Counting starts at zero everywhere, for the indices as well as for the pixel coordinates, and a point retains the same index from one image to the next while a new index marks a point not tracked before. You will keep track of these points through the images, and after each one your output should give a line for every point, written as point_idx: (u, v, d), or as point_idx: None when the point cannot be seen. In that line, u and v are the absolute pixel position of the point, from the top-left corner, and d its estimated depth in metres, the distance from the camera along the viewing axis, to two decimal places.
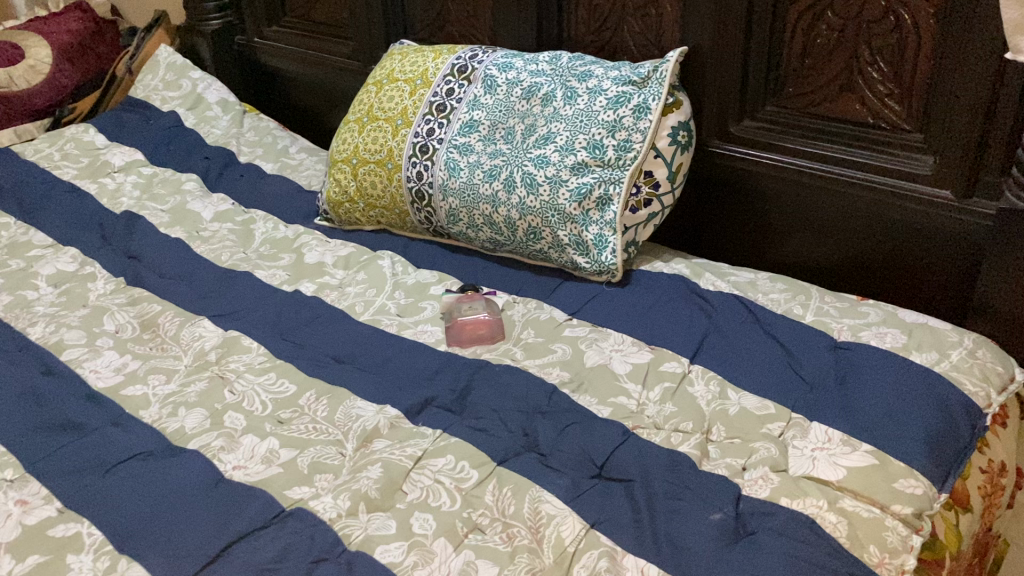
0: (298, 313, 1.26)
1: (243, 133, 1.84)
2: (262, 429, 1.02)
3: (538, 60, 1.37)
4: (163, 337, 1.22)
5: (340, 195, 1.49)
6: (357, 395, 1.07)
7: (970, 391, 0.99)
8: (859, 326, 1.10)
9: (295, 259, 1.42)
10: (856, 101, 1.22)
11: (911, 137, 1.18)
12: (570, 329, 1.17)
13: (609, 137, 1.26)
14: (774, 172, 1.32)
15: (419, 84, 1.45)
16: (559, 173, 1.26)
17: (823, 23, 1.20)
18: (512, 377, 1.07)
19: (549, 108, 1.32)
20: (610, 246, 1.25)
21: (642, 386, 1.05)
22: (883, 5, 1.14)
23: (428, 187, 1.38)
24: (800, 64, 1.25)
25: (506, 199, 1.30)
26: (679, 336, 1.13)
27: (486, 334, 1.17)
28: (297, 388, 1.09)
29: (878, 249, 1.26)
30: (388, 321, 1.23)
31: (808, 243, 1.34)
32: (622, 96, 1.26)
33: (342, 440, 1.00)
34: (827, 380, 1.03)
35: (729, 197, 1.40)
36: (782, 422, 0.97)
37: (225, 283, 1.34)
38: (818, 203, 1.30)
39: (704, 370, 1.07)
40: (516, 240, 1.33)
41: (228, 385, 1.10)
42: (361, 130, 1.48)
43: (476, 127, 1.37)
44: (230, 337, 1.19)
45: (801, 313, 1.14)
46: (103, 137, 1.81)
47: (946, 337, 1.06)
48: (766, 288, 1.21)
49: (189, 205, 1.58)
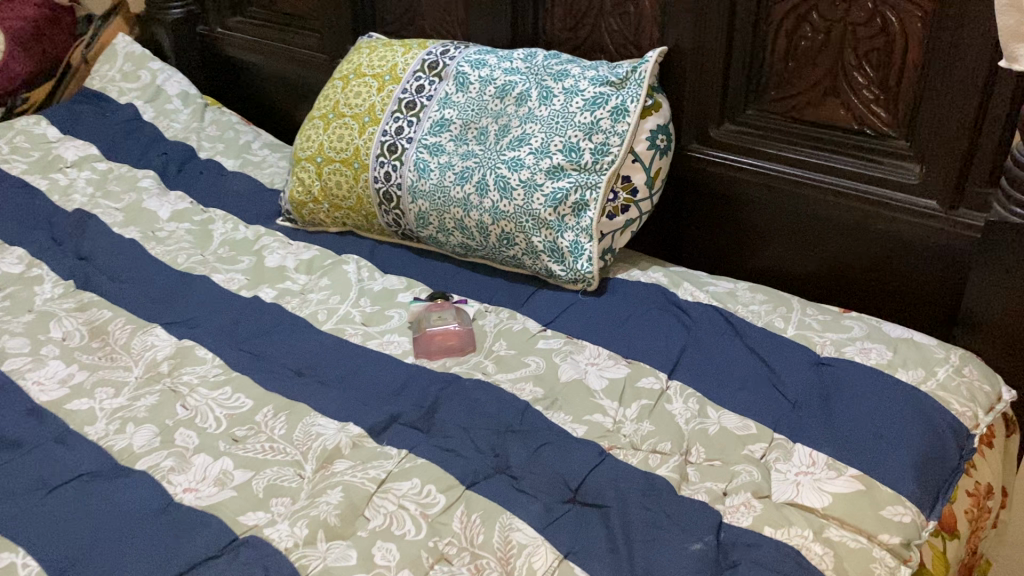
0: (258, 321, 1.19)
1: (204, 128, 1.77)
2: (215, 449, 0.96)
3: (512, 57, 1.32)
4: (113, 346, 1.15)
5: (304, 194, 1.43)
6: (318, 411, 1.01)
7: (957, 411, 0.96)
8: (842, 341, 1.06)
9: (255, 262, 1.35)
10: (840, 106, 1.18)
11: (897, 145, 1.15)
12: (544, 341, 1.12)
13: (585, 140, 1.21)
14: (755, 179, 1.27)
15: (387, 80, 1.39)
16: (533, 176, 1.21)
17: (807, 24, 1.16)
18: (483, 394, 1.02)
19: (523, 108, 1.27)
20: (586, 253, 1.20)
21: (618, 402, 1.01)
22: (869, 7, 1.10)
23: (396, 188, 1.32)
24: (783, 67, 1.21)
25: (478, 203, 1.24)
26: (657, 350, 1.08)
27: (456, 346, 1.12)
28: (254, 403, 1.03)
29: (862, 259, 1.22)
30: (352, 330, 1.17)
31: (788, 253, 1.30)
32: (600, 97, 1.22)
33: (301, 461, 0.95)
34: (810, 398, 0.98)
35: (707, 204, 1.36)
36: (764, 443, 0.93)
37: (180, 288, 1.28)
38: (799, 212, 1.26)
39: (682, 387, 1.02)
40: (488, 246, 1.27)
41: (180, 399, 1.04)
42: (326, 128, 1.42)
43: (447, 126, 1.31)
44: (184, 347, 1.13)
45: (783, 326, 1.10)
46: (55, 130, 1.73)
47: (932, 353, 1.03)
48: (746, 298, 1.17)
49: (144, 203, 1.51)
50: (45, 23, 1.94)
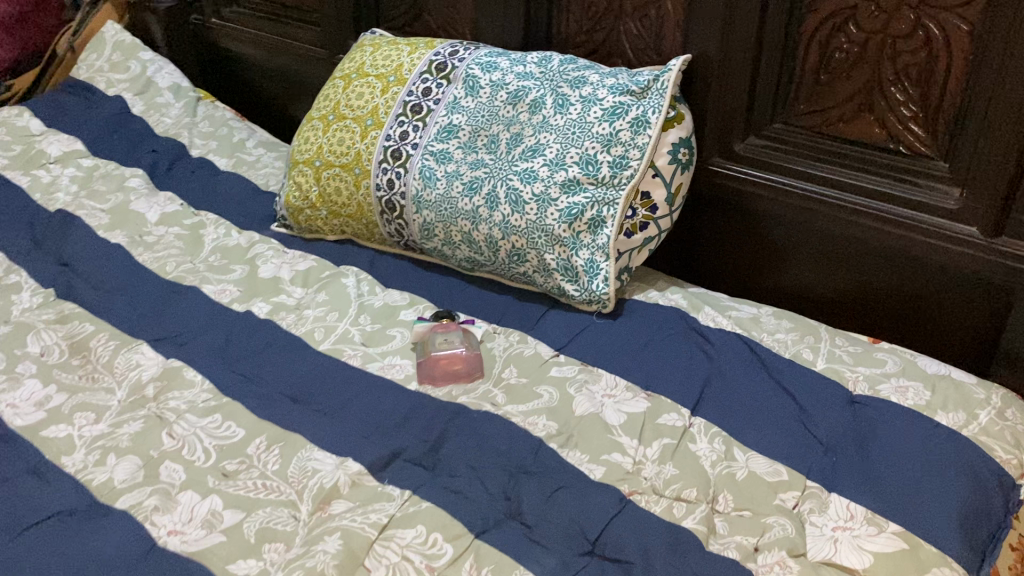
0: (250, 339, 1.12)
1: (197, 123, 1.69)
2: (203, 485, 0.89)
3: (526, 61, 1.25)
4: (94, 364, 1.07)
5: (300, 200, 1.35)
6: (315, 443, 0.95)
7: (1002, 459, 0.90)
8: (877, 377, 0.99)
9: (248, 272, 1.28)
10: (875, 123, 1.11)
11: (935, 165, 1.08)
12: (557, 368, 1.05)
13: (603, 152, 1.14)
14: (779, 196, 1.21)
15: (392, 81, 1.31)
16: (547, 190, 1.14)
17: (843, 34, 1.09)
18: (492, 427, 0.95)
19: (537, 116, 1.19)
20: (601, 273, 1.13)
21: (638, 440, 0.94)
22: (911, 18, 1.02)
23: (400, 197, 1.25)
24: (814, 79, 1.14)
25: (487, 216, 1.17)
26: (678, 382, 1.01)
27: (463, 371, 1.05)
28: (245, 433, 0.96)
29: (892, 284, 1.16)
30: (351, 351, 1.10)
31: (810, 275, 1.23)
32: (619, 107, 1.14)
33: (296, 501, 0.88)
34: (845, 442, 0.92)
35: (725, 221, 1.29)
36: (796, 492, 0.86)
37: (169, 299, 1.20)
38: (824, 233, 1.19)
39: (707, 425, 0.95)
40: (497, 261, 1.20)
41: (167, 426, 0.96)
42: (326, 130, 1.34)
43: (455, 133, 1.24)
44: (172, 368, 1.05)
45: (811, 357, 1.03)
46: (39, 123, 1.65)
47: (973, 393, 0.96)
48: (771, 326, 1.10)
49: (132, 204, 1.42)
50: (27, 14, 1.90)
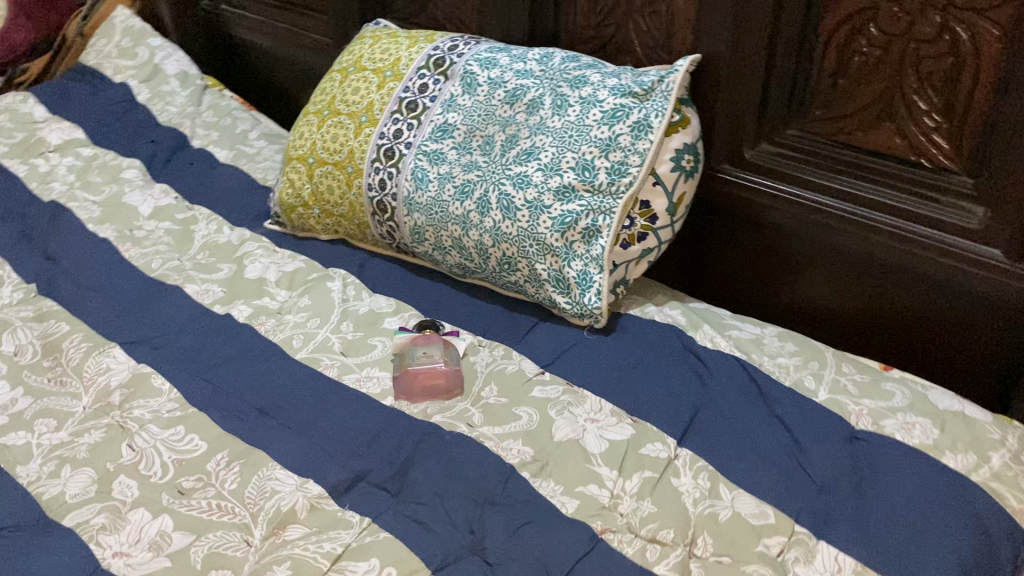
0: (225, 344, 1.08)
1: (201, 113, 1.65)
2: (156, 503, 0.85)
3: (526, 57, 1.18)
4: (64, 367, 1.04)
5: (293, 197, 1.30)
6: (278, 461, 0.90)
7: (1014, 508, 0.82)
8: (881, 411, 0.92)
9: (234, 272, 1.24)
10: (895, 133, 1.03)
11: (958, 181, 0.99)
12: (540, 388, 0.99)
13: (601, 158, 1.07)
14: (791, 208, 1.13)
15: (389, 76, 1.25)
16: (540, 197, 1.08)
17: (863, 37, 1.00)
18: (464, 452, 0.90)
19: (535, 117, 1.13)
20: (595, 286, 1.06)
21: (617, 471, 0.88)
22: (936, 22, 0.94)
23: (391, 198, 1.20)
24: (831, 84, 1.06)
25: (478, 222, 1.12)
26: (666, 409, 0.95)
27: (442, 386, 1.00)
28: (208, 447, 0.92)
29: (908, 305, 1.08)
30: (328, 360, 1.06)
31: (821, 292, 1.16)
32: (620, 110, 1.08)
33: (250, 525, 0.83)
34: (841, 482, 0.85)
35: (733, 230, 1.22)
36: (782, 537, 0.80)
37: (149, 299, 1.16)
38: (837, 248, 1.12)
39: (693, 458, 0.89)
40: (488, 269, 1.14)
41: (128, 437, 0.93)
42: (320, 126, 1.29)
43: (450, 132, 1.18)
44: (141, 373, 1.01)
45: (813, 386, 0.96)
46: (43, 109, 1.62)
47: (986, 433, 0.88)
48: (774, 349, 1.03)
49: (125, 197, 1.39)
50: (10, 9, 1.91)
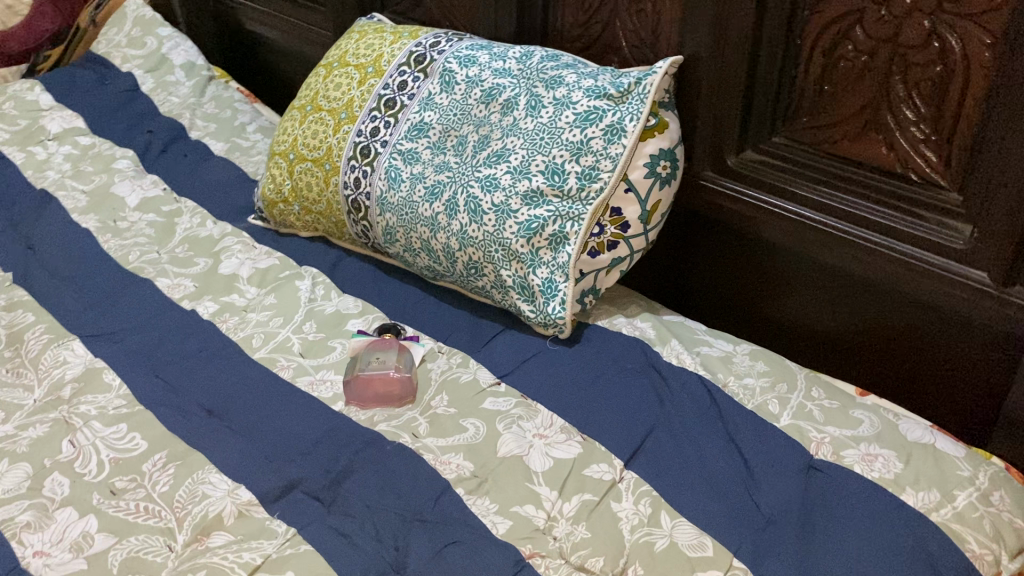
0: (184, 341, 1.07)
1: (202, 104, 1.65)
2: (85, 502, 0.84)
3: (506, 56, 1.14)
4: (23, 358, 1.04)
5: (275, 193, 1.29)
6: (215, 464, 0.89)
7: (974, 553, 0.76)
8: (844, 440, 0.86)
9: (209, 266, 1.22)
10: (882, 144, 0.96)
11: (945, 197, 0.92)
12: (492, 400, 0.96)
13: (572, 162, 1.03)
14: (777, 220, 1.07)
15: (370, 72, 1.23)
16: (507, 201, 1.04)
17: (849, 42, 0.94)
18: (402, 465, 0.87)
19: (509, 118, 1.09)
20: (559, 295, 1.03)
21: (558, 492, 0.84)
22: (923, 27, 0.87)
23: (365, 197, 1.17)
24: (817, 90, 1.00)
25: (446, 224, 1.08)
26: (618, 427, 0.91)
27: (395, 394, 0.97)
28: (148, 446, 0.91)
29: (896, 327, 1.02)
30: (285, 362, 1.04)
31: (811, 310, 1.10)
32: (594, 112, 1.03)
33: (175, 529, 0.82)
34: (790, 516, 0.80)
35: (724, 242, 1.17)
36: (719, 572, 0.75)
37: (119, 292, 1.16)
38: (827, 266, 1.06)
39: (637, 482, 0.84)
40: (456, 273, 1.11)
41: (70, 433, 0.92)
42: (302, 121, 1.27)
43: (426, 131, 1.15)
44: (94, 368, 1.01)
45: (776, 410, 0.91)
46: (49, 97, 1.64)
47: (955, 470, 0.82)
48: (743, 368, 0.97)
49: (114, 188, 1.40)
50: (21, 15, 1.91)
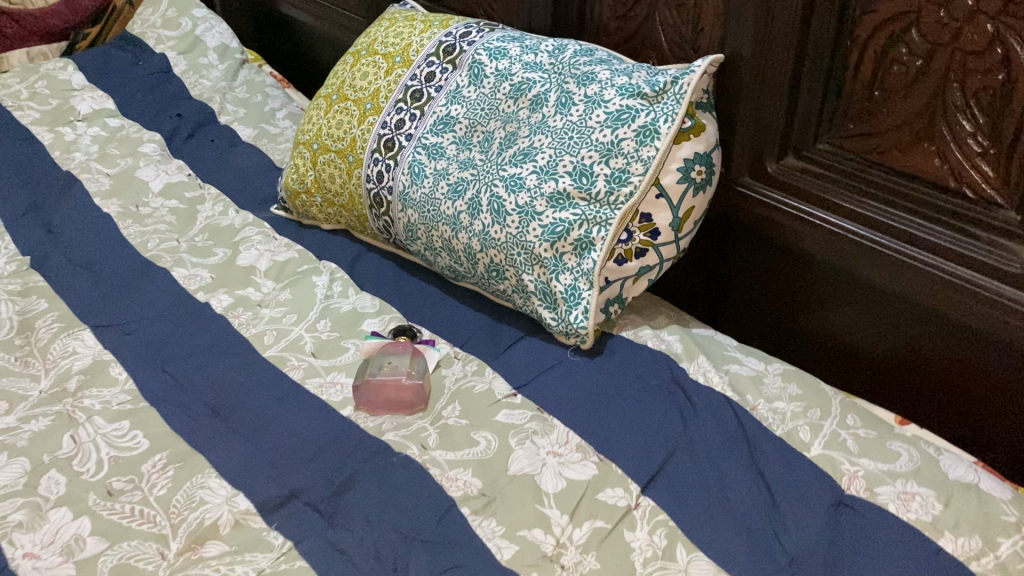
0: (195, 335, 1.04)
1: (233, 88, 1.62)
2: (81, 502, 0.81)
3: (538, 49, 1.09)
4: (32, 347, 1.02)
5: (297, 183, 1.25)
6: (215, 468, 0.85)
7: None
8: (879, 475, 0.80)
9: (228, 257, 1.20)
10: (935, 157, 0.89)
11: (1000, 216, 0.86)
12: (506, 412, 0.91)
13: (601, 164, 0.97)
14: (817, 232, 1.01)
15: (398, 61, 1.19)
16: (532, 202, 0.99)
17: (904, 44, 0.87)
18: (407, 479, 0.83)
19: (538, 114, 1.04)
20: (582, 303, 0.98)
21: (569, 516, 0.79)
22: (986, 31, 0.80)
23: (387, 191, 1.13)
24: (866, 96, 0.93)
25: (468, 224, 1.04)
26: (636, 449, 0.85)
27: (406, 401, 0.93)
28: (149, 446, 0.88)
29: (939, 350, 0.95)
30: (296, 361, 1.00)
31: (850, 328, 1.04)
32: (626, 112, 0.97)
33: (169, 537, 0.78)
34: (816, 557, 0.74)
35: (759, 252, 1.11)
36: None
37: (135, 281, 1.14)
38: (868, 284, 0.99)
39: (654, 510, 0.79)
40: (477, 275, 1.07)
41: (72, 428, 0.90)
42: (328, 110, 1.23)
43: (452, 126, 1.11)
44: (102, 362, 0.99)
45: (807, 438, 0.85)
46: (80, 76, 1.62)
47: (999, 514, 0.76)
48: (773, 391, 0.91)
49: (138, 173, 1.38)
50: None
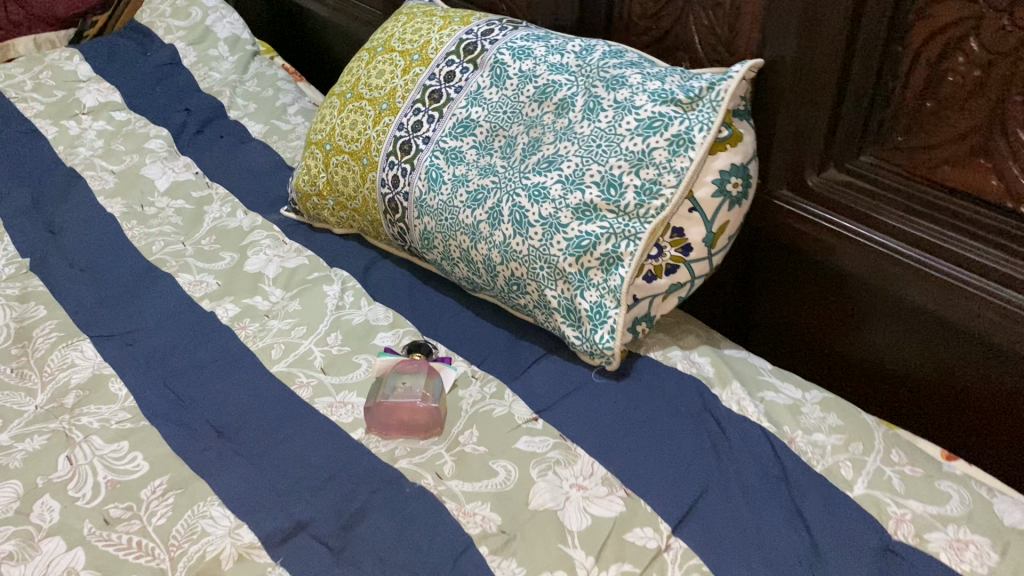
0: (199, 348, 0.99)
1: (244, 81, 1.56)
2: (75, 531, 0.77)
3: (564, 50, 1.03)
4: (29, 358, 0.97)
5: (309, 185, 1.20)
6: (218, 495, 0.80)
7: None
8: (929, 520, 0.75)
9: (235, 262, 1.14)
10: (991, 174, 0.84)
11: None
12: (527, 439, 0.86)
13: (631, 174, 0.92)
14: (853, 249, 0.95)
15: (415, 59, 1.13)
16: (557, 214, 0.94)
17: (961, 53, 0.81)
18: (421, 513, 0.78)
19: (563, 120, 0.98)
20: (608, 322, 0.92)
21: (594, 558, 0.74)
22: None
23: (403, 197, 1.08)
24: (918, 106, 0.87)
25: (487, 234, 0.98)
26: (666, 484, 0.80)
27: (421, 424, 0.88)
28: (149, 469, 0.83)
29: (985, 379, 0.89)
30: (305, 378, 0.95)
31: (891, 347, 0.97)
32: (658, 119, 0.91)
33: (168, 571, 0.73)
34: None
35: (794, 264, 1.04)
36: None
37: (138, 287, 1.09)
38: (909, 304, 0.93)
39: (686, 553, 0.74)
40: (496, 287, 1.02)
41: (68, 448, 0.85)
42: (341, 110, 1.18)
43: (472, 129, 1.05)
44: (101, 376, 0.94)
45: (850, 476, 0.80)
46: (87, 67, 1.57)
47: None
48: (812, 422, 0.86)
49: (144, 170, 1.33)
50: None
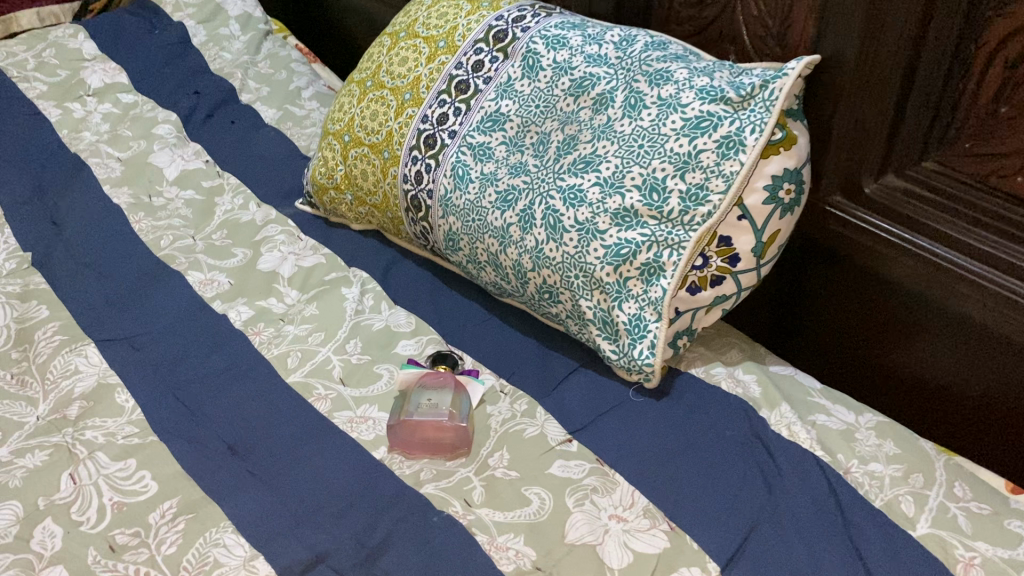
0: (210, 355, 0.93)
1: (256, 62, 1.50)
2: (78, 560, 0.71)
3: (602, 39, 0.96)
4: (30, 363, 0.92)
5: (326, 178, 1.13)
6: (231, 521, 0.75)
7: None
8: (1001, 566, 0.69)
9: (248, 259, 1.08)
10: None
11: None
12: (561, 464, 0.80)
13: (675, 178, 0.85)
14: (909, 261, 0.89)
15: (441, 47, 1.06)
16: (594, 219, 0.87)
17: None
18: (449, 546, 0.72)
19: (602, 116, 0.91)
20: (648, 337, 0.86)
21: None
22: None
23: (427, 194, 1.01)
24: (991, 112, 0.80)
25: (518, 238, 0.92)
26: (713, 518, 0.74)
27: (447, 443, 0.82)
28: (158, 490, 0.77)
29: None
30: (323, 389, 0.89)
31: (947, 365, 0.91)
32: (706, 119, 0.84)
33: None
34: None
35: (841, 273, 0.98)
36: None
37: (146, 286, 1.03)
38: (967, 322, 0.86)
39: None
40: (527, 294, 0.95)
41: (72, 466, 0.79)
42: (361, 99, 1.11)
43: (502, 124, 0.98)
44: (107, 385, 0.88)
45: (911, 513, 0.74)
46: (91, 45, 1.50)
47: None
48: (868, 450, 0.80)
49: (152, 158, 1.27)
50: None
